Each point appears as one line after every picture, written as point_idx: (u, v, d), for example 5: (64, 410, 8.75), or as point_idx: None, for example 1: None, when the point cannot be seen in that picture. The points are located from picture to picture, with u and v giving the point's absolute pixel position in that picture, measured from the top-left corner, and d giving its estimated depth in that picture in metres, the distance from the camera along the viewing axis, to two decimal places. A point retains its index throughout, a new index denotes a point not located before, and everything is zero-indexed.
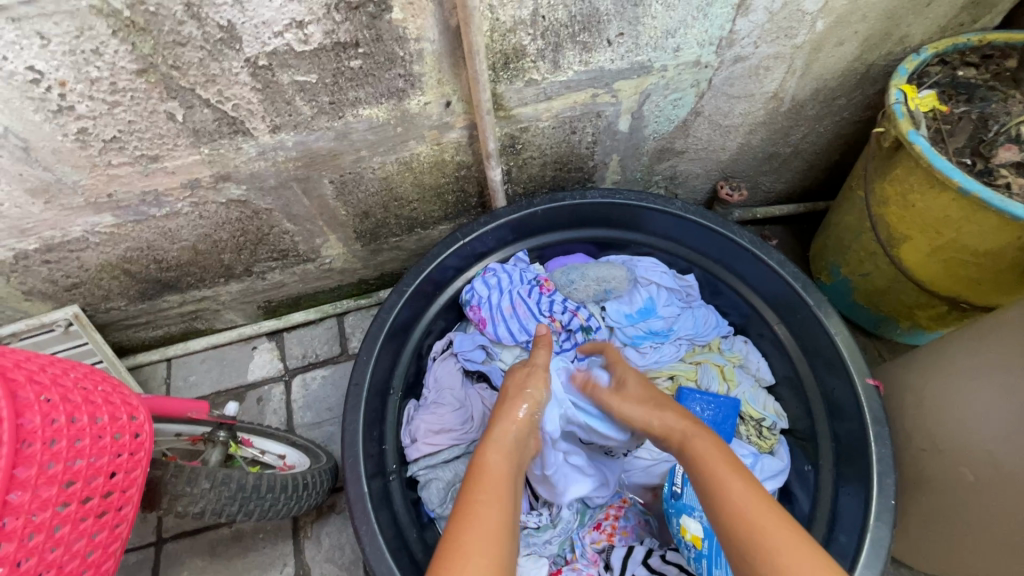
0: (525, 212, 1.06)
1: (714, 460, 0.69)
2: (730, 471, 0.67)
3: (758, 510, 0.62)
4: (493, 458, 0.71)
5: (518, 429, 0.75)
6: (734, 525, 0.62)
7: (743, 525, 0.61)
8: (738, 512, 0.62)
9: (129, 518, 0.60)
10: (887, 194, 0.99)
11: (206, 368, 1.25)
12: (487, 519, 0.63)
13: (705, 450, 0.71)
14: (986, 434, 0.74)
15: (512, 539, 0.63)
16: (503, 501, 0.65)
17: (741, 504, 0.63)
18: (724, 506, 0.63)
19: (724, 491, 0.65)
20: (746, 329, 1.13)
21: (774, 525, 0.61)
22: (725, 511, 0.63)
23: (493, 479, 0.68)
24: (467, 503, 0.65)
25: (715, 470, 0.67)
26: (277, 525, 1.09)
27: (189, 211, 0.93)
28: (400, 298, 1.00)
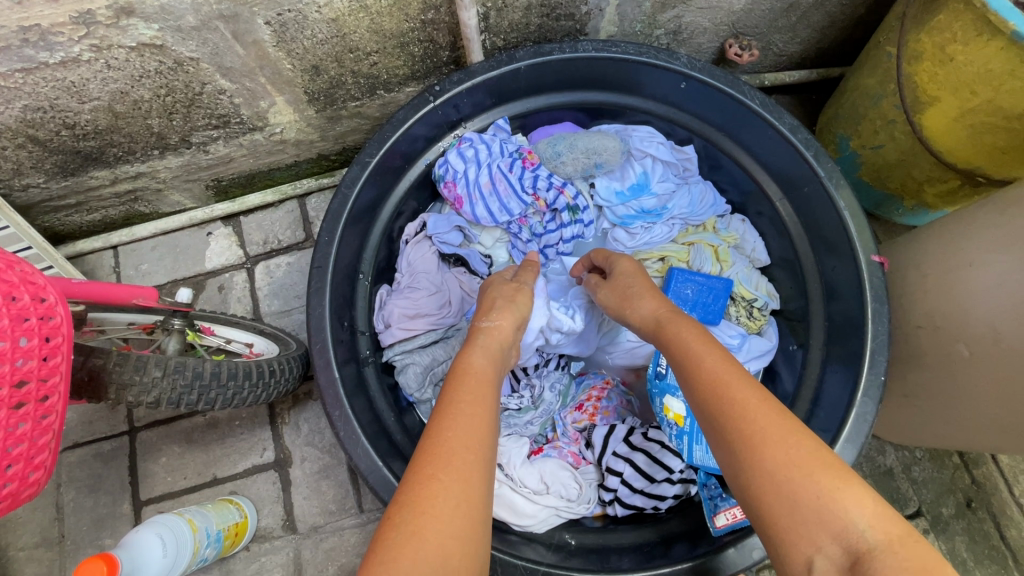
0: (505, 69, 0.89)
1: (702, 351, 0.61)
2: (728, 372, 0.58)
3: (756, 409, 0.54)
4: (478, 362, 0.64)
5: (498, 339, 0.69)
6: (725, 424, 0.54)
7: (722, 407, 0.55)
8: (731, 407, 0.55)
9: (61, 409, 0.54)
10: (923, 48, 0.86)
11: (158, 256, 1.14)
12: (470, 417, 0.56)
13: (689, 334, 0.65)
14: (990, 308, 0.70)
15: (495, 438, 0.56)
16: (486, 401, 0.59)
17: (755, 416, 0.53)
18: (726, 414, 0.55)
19: (723, 389, 0.57)
20: (744, 207, 1.05)
21: (760, 414, 0.54)
22: (712, 396, 0.57)
23: (476, 379, 0.61)
24: (449, 401, 0.58)
25: (707, 368, 0.59)
26: (252, 412, 1.06)
27: (91, 58, 0.76)
28: (362, 171, 0.87)
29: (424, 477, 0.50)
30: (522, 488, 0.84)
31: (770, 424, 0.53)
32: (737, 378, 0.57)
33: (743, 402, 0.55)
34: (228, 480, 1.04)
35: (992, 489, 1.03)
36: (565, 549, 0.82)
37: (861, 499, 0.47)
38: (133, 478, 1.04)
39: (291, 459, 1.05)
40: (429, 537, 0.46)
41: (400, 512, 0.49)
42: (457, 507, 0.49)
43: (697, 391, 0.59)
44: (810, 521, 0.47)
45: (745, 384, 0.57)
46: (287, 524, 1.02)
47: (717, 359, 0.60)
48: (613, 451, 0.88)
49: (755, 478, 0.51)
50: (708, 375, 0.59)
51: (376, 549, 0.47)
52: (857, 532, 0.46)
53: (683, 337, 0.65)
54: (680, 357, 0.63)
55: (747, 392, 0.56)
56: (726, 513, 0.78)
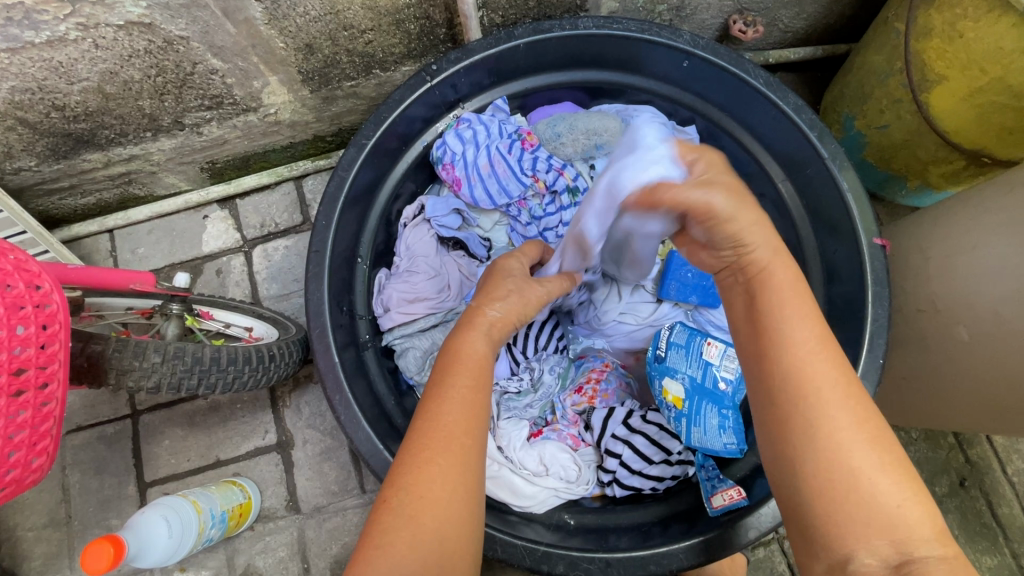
0: (503, 47, 0.87)
1: (800, 327, 0.53)
2: (820, 358, 0.52)
3: (845, 411, 0.50)
4: (474, 339, 0.62)
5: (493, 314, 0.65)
6: (807, 419, 0.50)
7: (811, 403, 0.50)
8: (820, 400, 0.50)
9: (62, 396, 0.55)
10: (932, 24, 0.84)
11: (155, 240, 1.13)
12: (466, 399, 0.56)
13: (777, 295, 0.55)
14: (992, 292, 0.70)
15: (488, 416, 0.56)
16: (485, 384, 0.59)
17: (843, 419, 0.50)
18: (811, 407, 0.50)
19: (814, 381, 0.51)
20: (746, 188, 1.04)
21: (851, 420, 0.50)
22: (802, 386, 0.51)
23: (472, 357, 0.60)
24: (444, 381, 0.57)
25: (803, 349, 0.52)
26: (253, 395, 1.07)
27: (79, 37, 0.74)
28: (359, 153, 0.86)
29: (422, 460, 0.52)
30: (522, 470, 0.86)
31: (856, 426, 0.50)
32: (829, 365, 0.52)
33: (831, 399, 0.50)
34: (231, 462, 1.05)
35: (986, 468, 1.04)
36: (565, 528, 0.84)
37: (923, 510, 0.48)
38: (137, 461, 1.06)
39: (293, 441, 1.06)
40: (426, 521, 0.49)
41: (396, 496, 0.51)
42: (452, 490, 0.51)
43: (779, 372, 0.52)
44: (875, 526, 0.47)
45: (836, 378, 0.51)
46: (291, 504, 1.04)
47: (814, 340, 0.53)
48: (612, 433, 0.89)
49: (831, 477, 0.49)
50: (796, 356, 0.52)
51: (374, 531, 0.49)
52: (920, 542, 0.47)
53: (769, 301, 0.55)
54: (764, 325, 0.54)
55: (835, 384, 0.51)
56: (723, 494, 0.80)
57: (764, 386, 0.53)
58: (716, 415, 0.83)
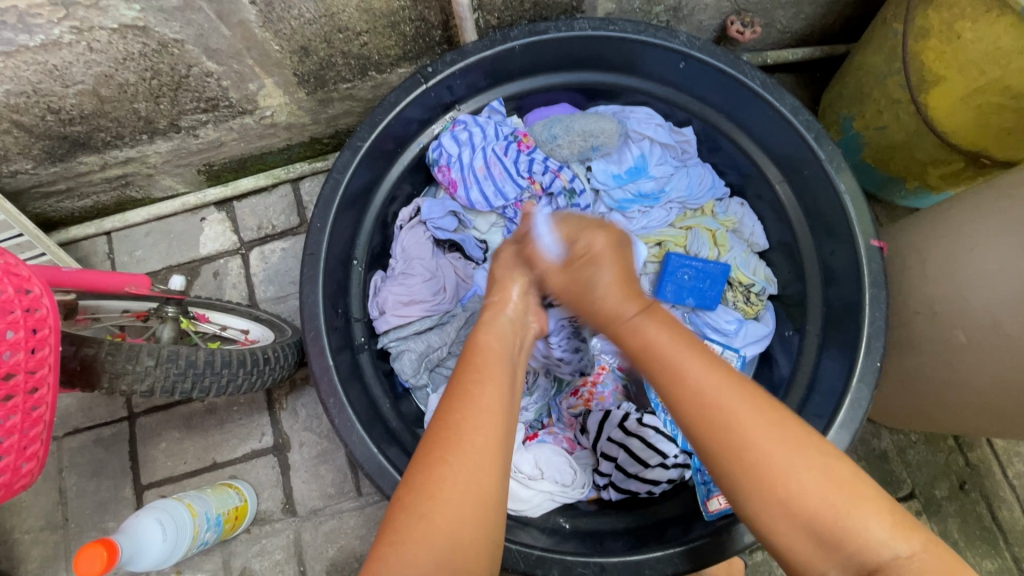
0: (499, 49, 0.87)
1: (711, 380, 0.55)
2: (731, 397, 0.53)
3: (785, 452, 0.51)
4: (490, 340, 0.63)
5: (511, 314, 0.67)
6: (744, 463, 0.51)
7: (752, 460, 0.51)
8: (741, 442, 0.51)
9: (52, 400, 0.54)
10: (930, 25, 0.84)
11: (152, 242, 1.13)
12: (484, 400, 0.55)
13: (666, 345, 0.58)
14: (990, 294, 0.70)
15: (511, 417, 0.56)
16: (506, 383, 0.58)
17: (773, 449, 0.51)
18: (740, 451, 0.51)
19: (732, 418, 0.52)
20: (744, 190, 1.04)
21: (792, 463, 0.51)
22: (726, 431, 0.52)
23: (490, 359, 0.60)
24: (461, 383, 0.57)
25: (726, 402, 0.53)
26: (250, 398, 1.07)
27: (73, 40, 0.74)
28: (354, 155, 0.85)
29: (435, 460, 0.52)
30: (516, 473, 0.85)
31: (786, 450, 0.51)
32: (739, 400, 0.53)
33: (750, 433, 0.51)
34: (228, 464, 1.05)
35: (986, 472, 1.03)
36: (560, 533, 0.84)
37: (877, 513, 0.49)
38: (134, 463, 1.06)
39: (289, 444, 1.05)
40: (438, 522, 0.49)
41: (409, 494, 0.51)
42: (466, 488, 0.51)
43: (716, 445, 0.52)
44: (835, 547, 0.49)
45: (751, 408, 0.53)
46: (287, 507, 1.03)
47: (728, 388, 0.54)
48: (607, 436, 0.88)
49: (785, 517, 0.50)
50: (708, 404, 0.53)
51: (387, 531, 0.50)
52: (882, 546, 0.48)
53: (665, 352, 0.58)
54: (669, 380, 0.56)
55: (750, 414, 0.52)
56: (719, 498, 0.78)
57: (697, 445, 0.55)
58: None
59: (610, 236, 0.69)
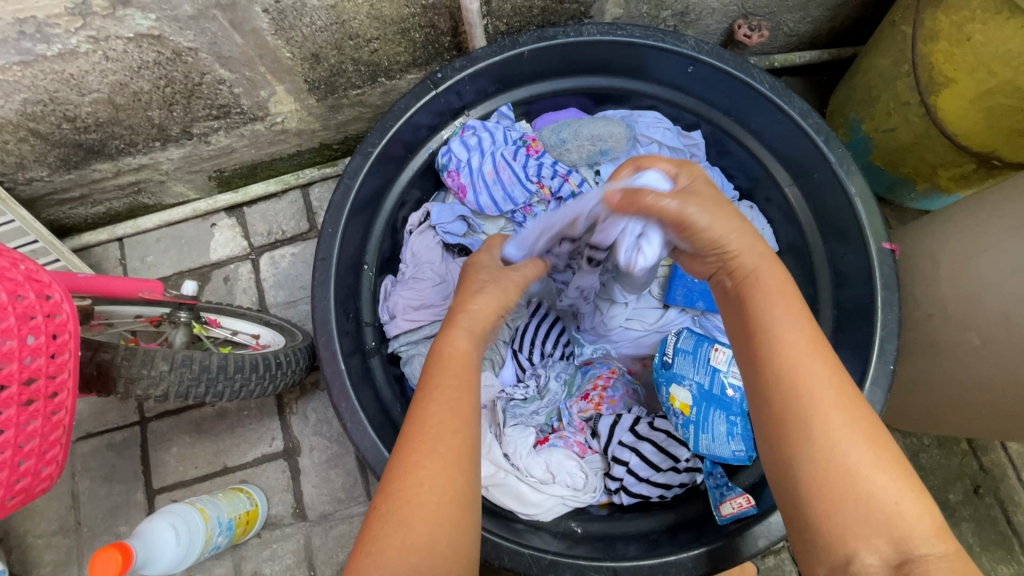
0: (508, 55, 0.87)
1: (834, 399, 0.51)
2: (812, 355, 0.53)
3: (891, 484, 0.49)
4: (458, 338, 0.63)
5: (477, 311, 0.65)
6: (808, 415, 0.51)
7: (855, 480, 0.49)
8: (813, 399, 0.51)
9: (71, 404, 0.55)
10: (939, 27, 0.84)
11: (164, 248, 1.14)
12: (456, 403, 0.56)
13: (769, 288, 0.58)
14: (1004, 297, 0.69)
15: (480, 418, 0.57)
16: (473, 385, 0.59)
17: (841, 416, 0.50)
18: (807, 410, 0.51)
19: (801, 369, 0.52)
20: (753, 193, 1.04)
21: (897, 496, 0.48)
22: (795, 380, 0.52)
23: (460, 359, 0.60)
24: (430, 387, 0.58)
25: (846, 424, 0.50)
26: (261, 402, 1.07)
27: (89, 50, 0.75)
28: (365, 161, 0.86)
29: (411, 466, 0.53)
30: (529, 478, 0.85)
31: (896, 486, 0.49)
32: (821, 365, 0.53)
33: (825, 396, 0.51)
34: (239, 469, 1.06)
35: (1000, 475, 1.02)
36: (571, 537, 0.83)
37: (925, 507, 0.48)
38: (145, 468, 1.06)
39: (300, 448, 1.06)
40: (416, 528, 0.50)
41: (386, 503, 0.52)
42: (441, 494, 0.52)
43: (825, 462, 0.49)
44: (876, 525, 0.47)
45: (823, 369, 0.53)
46: (297, 511, 1.04)
47: (851, 411, 0.51)
48: (619, 440, 0.88)
49: (829, 477, 0.49)
50: (790, 357, 0.53)
51: (364, 540, 0.50)
52: (922, 541, 0.47)
53: (788, 357, 0.53)
54: (754, 321, 0.56)
55: (827, 382, 0.52)
56: (732, 502, 0.79)
57: (761, 394, 0.54)
58: (724, 421, 0.82)
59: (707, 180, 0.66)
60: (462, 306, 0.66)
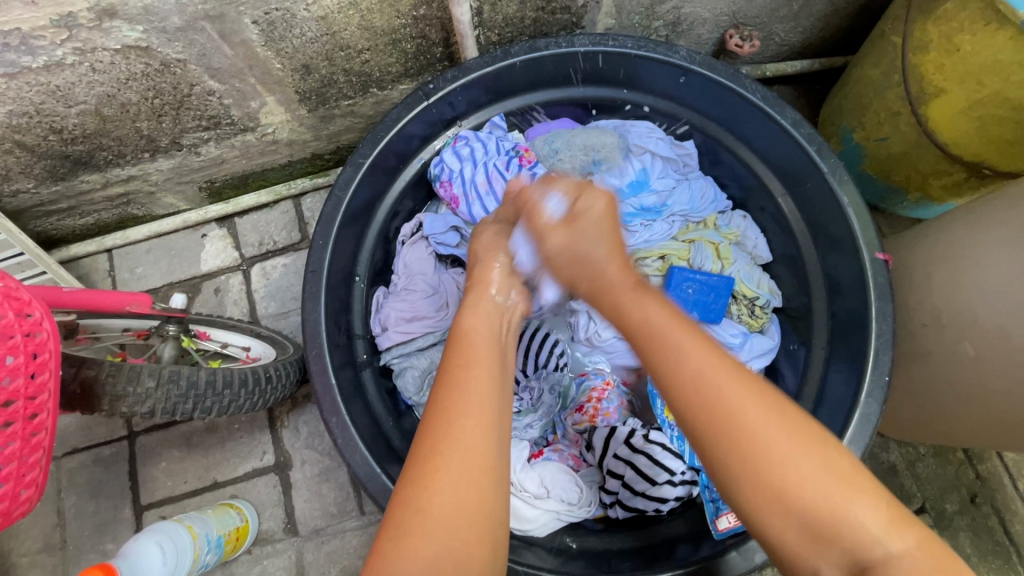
0: (499, 65, 0.87)
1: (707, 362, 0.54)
2: (680, 328, 0.57)
3: (772, 439, 0.50)
4: (472, 323, 0.65)
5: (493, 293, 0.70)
6: (734, 439, 0.50)
7: (738, 440, 0.50)
8: (733, 421, 0.51)
9: (51, 425, 0.54)
10: (929, 38, 0.84)
11: (153, 259, 1.13)
12: (473, 385, 0.56)
13: (662, 323, 0.58)
14: (998, 307, 0.69)
15: (502, 402, 0.57)
16: (492, 364, 0.59)
17: (757, 423, 0.50)
18: (731, 433, 0.50)
19: (670, 341, 0.56)
20: (746, 203, 1.04)
21: (783, 454, 0.49)
22: (666, 355, 0.56)
23: (474, 344, 0.61)
24: (447, 372, 0.58)
25: (722, 386, 0.52)
26: (251, 415, 1.06)
27: (76, 62, 0.74)
28: (356, 172, 0.85)
29: (428, 451, 0.52)
30: (522, 492, 0.83)
31: (782, 441, 0.50)
32: (691, 334, 0.56)
33: (746, 415, 0.51)
34: (229, 484, 1.04)
35: (996, 484, 1.02)
36: (565, 553, 0.83)
37: (820, 460, 0.49)
38: (133, 483, 1.04)
39: (291, 462, 1.04)
40: (434, 514, 0.49)
41: (405, 489, 0.52)
42: (460, 476, 0.51)
43: (707, 423, 0.52)
44: (827, 537, 0.47)
45: (693, 337, 0.56)
46: (289, 527, 1.02)
47: (722, 371, 0.53)
48: (614, 453, 0.86)
49: (710, 434, 0.51)
50: (702, 382, 0.53)
51: (389, 524, 0.51)
52: (875, 542, 0.47)
53: (658, 331, 0.58)
54: (659, 351, 0.56)
55: (698, 348, 0.55)
56: (727, 517, 0.77)
57: (685, 424, 0.54)
58: None
59: (609, 204, 0.73)
60: (479, 287, 0.70)
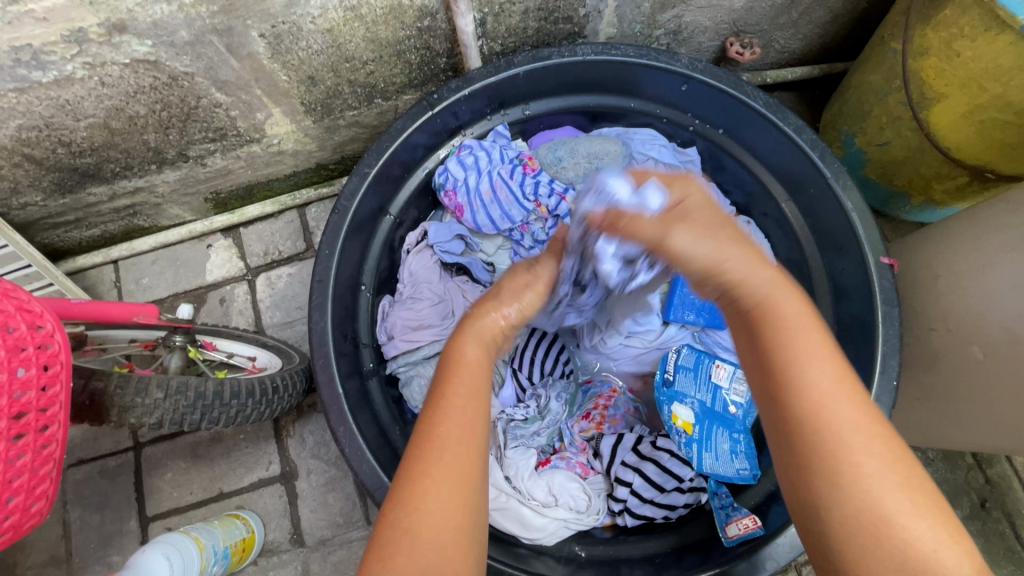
0: (503, 75, 0.88)
1: (862, 439, 0.48)
2: (839, 392, 0.50)
3: (919, 528, 0.46)
4: (474, 350, 0.60)
5: (494, 318, 0.63)
6: (874, 523, 0.46)
7: (875, 518, 0.46)
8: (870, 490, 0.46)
9: (61, 437, 0.54)
10: (929, 44, 0.85)
11: (159, 270, 1.13)
12: (466, 411, 0.55)
13: (795, 320, 0.53)
14: (1004, 309, 0.69)
15: (490, 425, 0.56)
16: (482, 397, 0.57)
17: (905, 512, 0.46)
18: (866, 502, 0.46)
19: (825, 411, 0.49)
20: (749, 208, 1.04)
21: (925, 534, 0.45)
22: (816, 421, 0.49)
23: (471, 368, 0.59)
24: (436, 394, 0.57)
25: (870, 469, 0.47)
26: (257, 426, 1.06)
27: (85, 76, 0.75)
28: (362, 181, 0.86)
29: (416, 473, 0.52)
30: (531, 501, 0.83)
31: (929, 532, 0.46)
32: (852, 407, 0.49)
33: (858, 436, 0.48)
34: (235, 494, 1.04)
35: (1007, 488, 1.01)
36: (575, 562, 0.83)
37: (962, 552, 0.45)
38: (139, 494, 1.04)
39: (297, 472, 1.04)
40: (421, 535, 0.49)
41: (393, 508, 0.52)
42: (448, 502, 0.51)
43: (851, 502, 0.47)
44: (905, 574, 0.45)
45: (855, 413, 0.49)
46: (295, 537, 1.02)
47: (880, 455, 0.48)
48: (622, 460, 0.87)
49: (853, 512, 0.47)
50: (844, 441, 0.48)
51: (375, 543, 0.51)
52: None
53: (815, 391, 0.50)
54: (795, 388, 0.50)
55: (858, 423, 0.49)
56: (738, 523, 0.78)
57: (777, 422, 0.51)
58: (726, 439, 0.85)
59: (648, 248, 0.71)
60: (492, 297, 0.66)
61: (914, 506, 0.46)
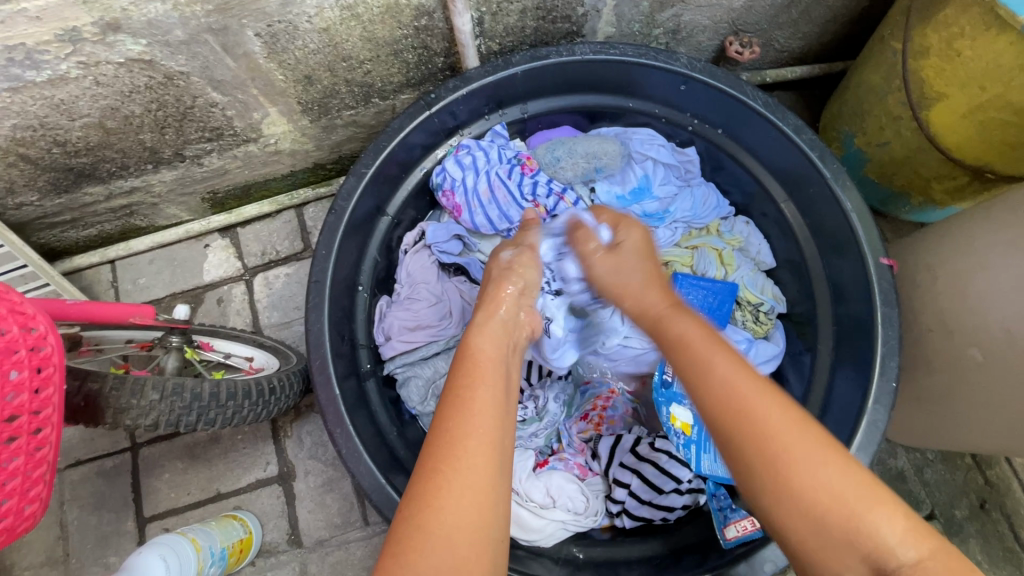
0: (500, 75, 0.87)
1: (769, 408, 0.53)
2: (747, 375, 0.56)
3: (825, 483, 0.50)
4: (484, 343, 0.63)
5: (501, 316, 0.67)
6: (779, 482, 0.51)
7: (780, 477, 0.51)
8: (772, 454, 0.51)
9: (55, 440, 0.53)
10: (928, 43, 0.84)
11: (156, 269, 1.13)
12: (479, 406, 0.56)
13: (695, 337, 0.60)
14: (1005, 311, 0.69)
15: (506, 416, 0.57)
16: (497, 390, 0.58)
17: (814, 473, 0.50)
18: (773, 464, 0.51)
19: (737, 391, 0.55)
20: (748, 208, 1.04)
21: (835, 488, 0.50)
22: (723, 400, 0.54)
23: (481, 363, 0.60)
24: (451, 391, 0.58)
25: (777, 438, 0.52)
26: (255, 426, 1.05)
27: (80, 75, 0.75)
28: (359, 182, 0.85)
29: (431, 469, 0.52)
30: (529, 502, 0.83)
31: (835, 483, 0.50)
32: (757, 385, 0.55)
33: (768, 418, 0.53)
34: (232, 495, 1.03)
35: (1006, 489, 1.01)
36: (573, 563, 0.83)
37: (872, 502, 0.49)
38: (136, 495, 1.04)
39: (295, 472, 1.04)
40: (436, 531, 0.49)
41: (408, 505, 0.51)
42: (462, 497, 0.50)
43: (762, 466, 0.52)
44: (843, 544, 0.48)
45: (761, 389, 0.55)
46: (293, 538, 1.01)
47: (787, 423, 0.52)
48: (620, 461, 0.87)
49: (762, 473, 0.51)
50: (750, 412, 0.53)
51: (391, 541, 0.50)
52: (891, 552, 0.47)
53: (728, 376, 0.56)
54: (697, 377, 0.57)
55: (763, 395, 0.54)
56: (737, 524, 0.77)
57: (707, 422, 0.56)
58: None
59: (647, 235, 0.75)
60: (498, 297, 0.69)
61: (822, 462, 0.51)
